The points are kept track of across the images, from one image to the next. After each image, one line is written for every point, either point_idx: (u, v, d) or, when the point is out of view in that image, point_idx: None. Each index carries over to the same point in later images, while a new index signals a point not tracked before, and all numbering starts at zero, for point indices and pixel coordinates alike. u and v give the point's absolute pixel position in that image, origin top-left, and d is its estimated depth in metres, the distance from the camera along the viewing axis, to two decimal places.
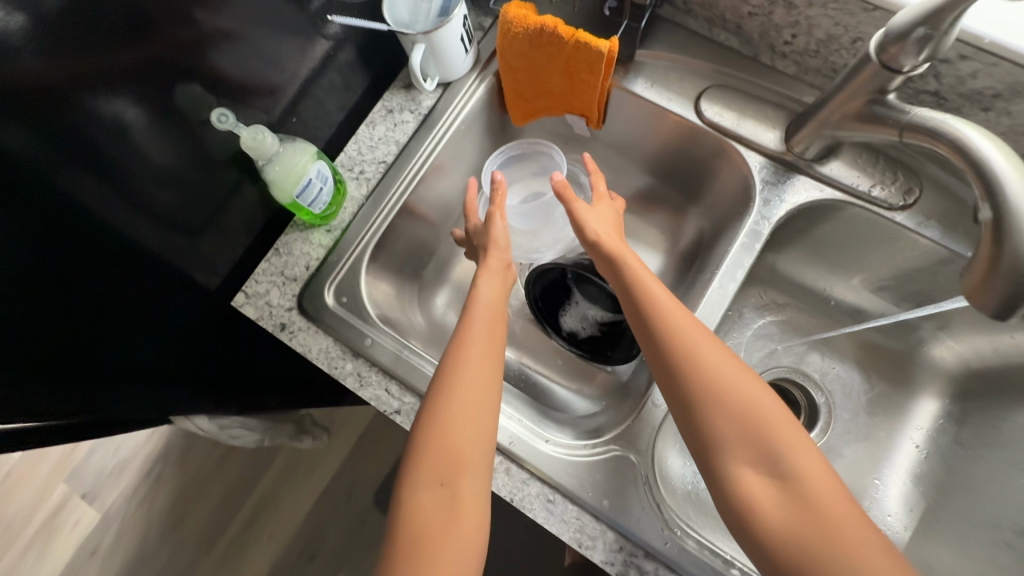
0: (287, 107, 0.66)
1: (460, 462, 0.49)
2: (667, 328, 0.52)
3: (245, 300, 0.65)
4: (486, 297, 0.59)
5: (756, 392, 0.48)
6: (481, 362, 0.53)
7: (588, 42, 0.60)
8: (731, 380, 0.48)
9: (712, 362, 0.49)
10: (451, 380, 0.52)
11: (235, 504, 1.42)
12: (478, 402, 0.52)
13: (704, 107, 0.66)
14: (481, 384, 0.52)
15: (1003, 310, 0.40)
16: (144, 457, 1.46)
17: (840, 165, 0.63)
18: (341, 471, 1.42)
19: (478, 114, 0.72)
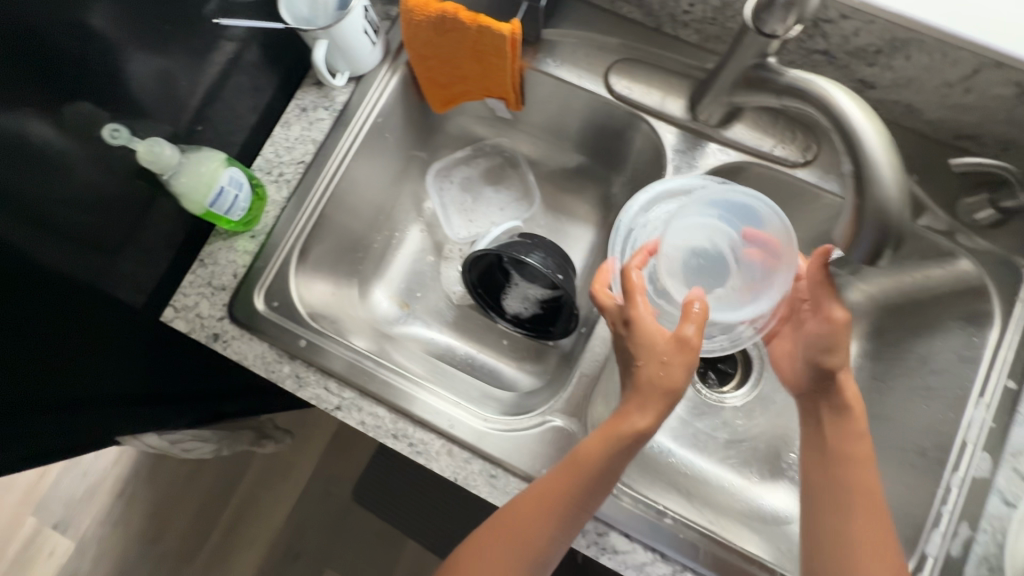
0: (193, 114, 0.65)
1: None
2: (849, 462, 0.54)
3: (174, 314, 0.64)
4: (596, 458, 0.51)
5: (875, 544, 0.50)
6: (552, 509, 0.51)
7: (491, 26, 0.61)
8: (867, 523, 0.51)
9: (860, 505, 0.52)
10: (508, 516, 0.53)
11: (212, 515, 1.41)
12: (534, 553, 0.52)
13: (614, 82, 0.68)
14: (536, 536, 0.52)
15: (873, 255, 0.43)
16: (115, 479, 1.44)
17: (743, 129, 0.66)
18: (318, 468, 1.42)
19: (395, 106, 0.72)
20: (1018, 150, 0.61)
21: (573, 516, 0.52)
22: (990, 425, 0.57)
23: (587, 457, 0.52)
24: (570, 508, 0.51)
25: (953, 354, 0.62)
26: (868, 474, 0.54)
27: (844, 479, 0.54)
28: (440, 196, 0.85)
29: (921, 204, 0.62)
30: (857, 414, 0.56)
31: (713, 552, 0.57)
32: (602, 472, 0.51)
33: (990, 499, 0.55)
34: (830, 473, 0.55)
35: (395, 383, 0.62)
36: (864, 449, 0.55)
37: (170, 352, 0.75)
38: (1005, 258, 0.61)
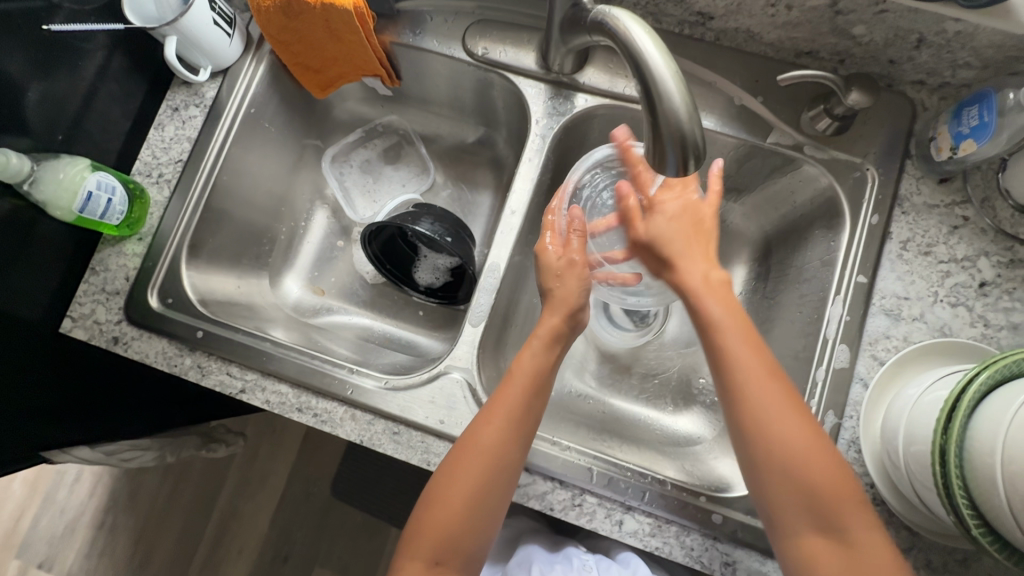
0: (69, 123, 0.63)
1: (472, 552, 0.55)
2: (728, 343, 0.55)
3: (73, 324, 0.66)
4: (530, 386, 0.58)
5: (781, 404, 0.51)
6: (508, 445, 0.55)
7: (333, 3, 0.63)
8: (771, 399, 0.51)
9: (754, 381, 0.52)
10: (464, 470, 0.54)
11: (196, 534, 1.26)
12: (501, 489, 0.55)
13: (472, 46, 0.71)
14: (476, 478, 0.54)
15: (682, 168, 0.45)
16: (96, 509, 1.28)
17: (593, 73, 0.70)
18: (293, 473, 1.28)
19: (268, 95, 0.76)
20: (853, 60, 0.65)
21: (524, 439, 0.56)
22: (847, 319, 0.61)
23: (525, 386, 0.58)
24: (522, 434, 0.56)
25: (818, 261, 0.67)
26: (754, 343, 0.55)
27: (739, 365, 0.53)
28: (340, 181, 0.86)
29: (768, 125, 0.67)
30: (705, 291, 0.58)
31: (605, 473, 0.61)
32: (539, 390, 0.58)
33: (851, 386, 0.60)
34: (721, 373, 0.54)
35: (290, 358, 0.65)
36: (734, 320, 0.56)
37: (93, 365, 0.73)
38: (852, 163, 0.65)
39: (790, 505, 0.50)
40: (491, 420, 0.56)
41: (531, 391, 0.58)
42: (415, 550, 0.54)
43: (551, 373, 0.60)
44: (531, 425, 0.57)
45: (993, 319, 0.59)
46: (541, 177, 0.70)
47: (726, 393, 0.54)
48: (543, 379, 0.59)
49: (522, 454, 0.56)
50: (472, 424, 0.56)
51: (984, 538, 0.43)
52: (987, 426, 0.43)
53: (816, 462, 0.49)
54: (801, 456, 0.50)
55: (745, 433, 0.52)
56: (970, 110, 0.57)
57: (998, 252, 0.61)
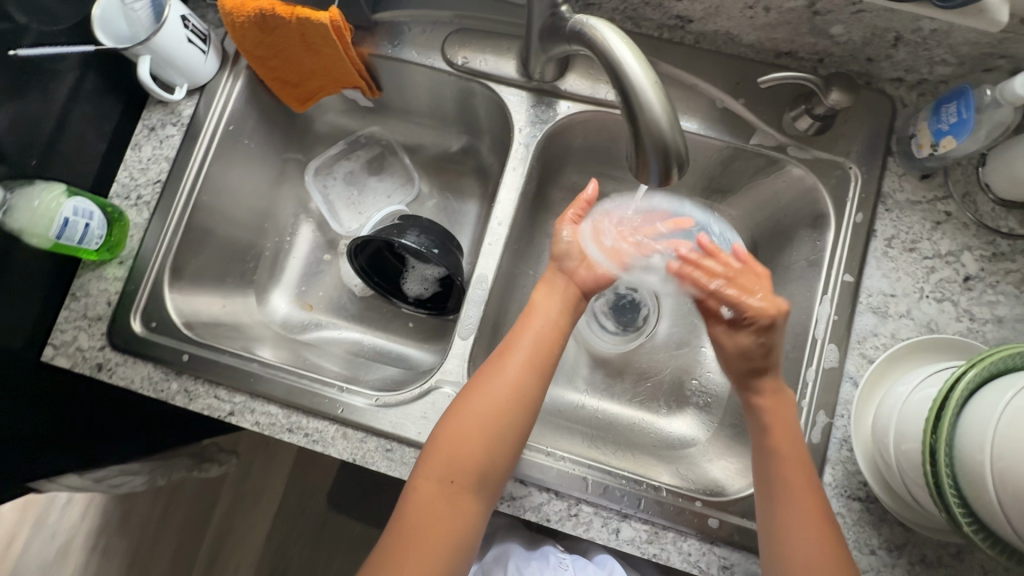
0: (43, 147, 0.62)
1: (486, 476, 0.54)
2: (778, 446, 0.55)
3: (54, 352, 0.64)
4: (550, 319, 0.61)
5: (815, 517, 0.51)
6: (526, 368, 0.58)
7: (309, 17, 0.62)
8: (806, 506, 0.52)
9: (791, 484, 0.53)
10: (483, 389, 0.56)
11: (192, 553, 1.24)
12: (518, 419, 0.56)
13: (452, 55, 0.71)
14: (493, 403, 0.56)
15: (665, 176, 0.44)
16: (88, 532, 1.26)
17: (575, 79, 0.69)
18: (289, 487, 1.26)
19: (246, 110, 0.75)
20: (832, 60, 0.65)
21: (543, 367, 0.59)
22: (834, 318, 0.62)
23: (545, 318, 0.61)
24: (541, 361, 0.59)
25: (804, 260, 0.67)
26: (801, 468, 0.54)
27: (784, 461, 0.54)
28: (324, 194, 0.85)
29: (751, 126, 0.67)
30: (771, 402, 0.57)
31: (600, 482, 0.60)
32: (558, 322, 0.62)
33: (841, 385, 0.60)
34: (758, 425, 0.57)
35: (279, 378, 0.64)
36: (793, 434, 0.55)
37: (77, 390, 0.71)
38: (835, 162, 0.65)
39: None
40: (511, 346, 0.59)
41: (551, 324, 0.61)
42: (427, 470, 0.54)
43: (570, 310, 0.63)
44: (547, 362, 0.59)
45: (977, 313, 0.60)
46: (526, 186, 0.70)
47: (762, 489, 0.55)
48: (560, 314, 0.63)
49: (540, 382, 0.58)
50: (490, 357, 0.59)
51: (976, 535, 0.43)
52: (975, 423, 0.43)
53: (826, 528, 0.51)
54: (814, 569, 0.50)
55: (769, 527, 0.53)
56: (949, 107, 0.58)
57: (980, 247, 0.61)
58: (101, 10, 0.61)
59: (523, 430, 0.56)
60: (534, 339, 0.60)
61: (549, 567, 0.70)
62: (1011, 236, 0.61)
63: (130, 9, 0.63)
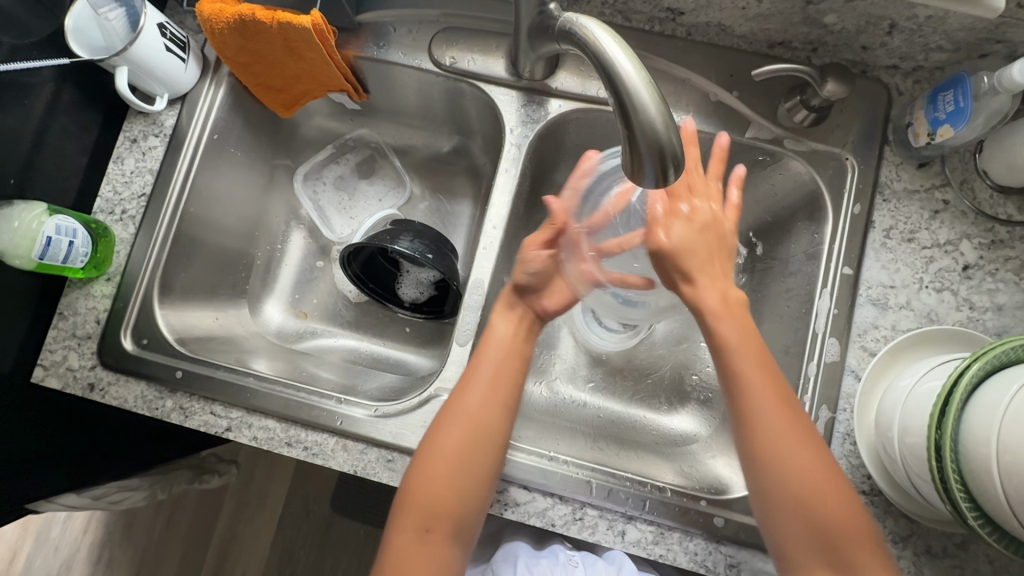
0: (21, 164, 0.60)
1: (460, 522, 0.54)
2: (747, 387, 0.54)
3: (44, 373, 0.63)
4: (506, 346, 0.60)
5: (802, 444, 0.52)
6: (489, 410, 0.57)
7: (290, 21, 0.61)
8: (793, 439, 0.52)
9: (776, 421, 0.52)
10: (448, 435, 0.55)
11: (198, 562, 1.23)
12: (488, 455, 0.55)
13: (439, 56, 0.69)
14: (461, 442, 0.55)
15: (661, 178, 0.43)
16: (91, 546, 1.24)
17: (565, 77, 0.68)
18: (292, 493, 1.26)
19: (230, 118, 0.73)
20: (826, 49, 0.64)
21: (506, 401, 0.58)
22: (835, 312, 0.61)
23: (504, 353, 0.60)
24: (504, 396, 0.58)
25: (803, 253, 0.67)
26: (755, 352, 0.56)
27: (760, 403, 0.53)
28: (314, 200, 0.84)
29: (745, 119, 0.66)
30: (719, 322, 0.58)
31: (604, 485, 0.60)
32: (518, 354, 0.61)
33: (843, 379, 0.60)
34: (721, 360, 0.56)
35: (275, 391, 0.63)
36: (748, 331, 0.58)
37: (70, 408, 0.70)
38: (831, 154, 0.64)
39: (797, 532, 0.50)
40: (469, 386, 0.58)
41: (510, 358, 0.60)
42: (403, 519, 0.54)
43: (528, 339, 0.63)
44: (509, 393, 0.59)
45: (977, 302, 0.59)
46: (519, 187, 0.69)
47: (740, 432, 0.54)
48: (519, 344, 0.62)
49: (505, 416, 0.57)
50: (451, 393, 0.58)
51: (982, 529, 0.43)
52: (980, 417, 0.43)
53: (802, 448, 0.51)
54: (795, 455, 0.51)
55: (762, 468, 0.52)
56: (946, 95, 0.57)
57: (979, 235, 0.61)
58: (74, 19, 0.60)
59: (494, 466, 0.56)
60: (495, 369, 0.59)
61: (558, 565, 0.66)
62: (1009, 223, 0.61)
63: (103, 18, 0.61)
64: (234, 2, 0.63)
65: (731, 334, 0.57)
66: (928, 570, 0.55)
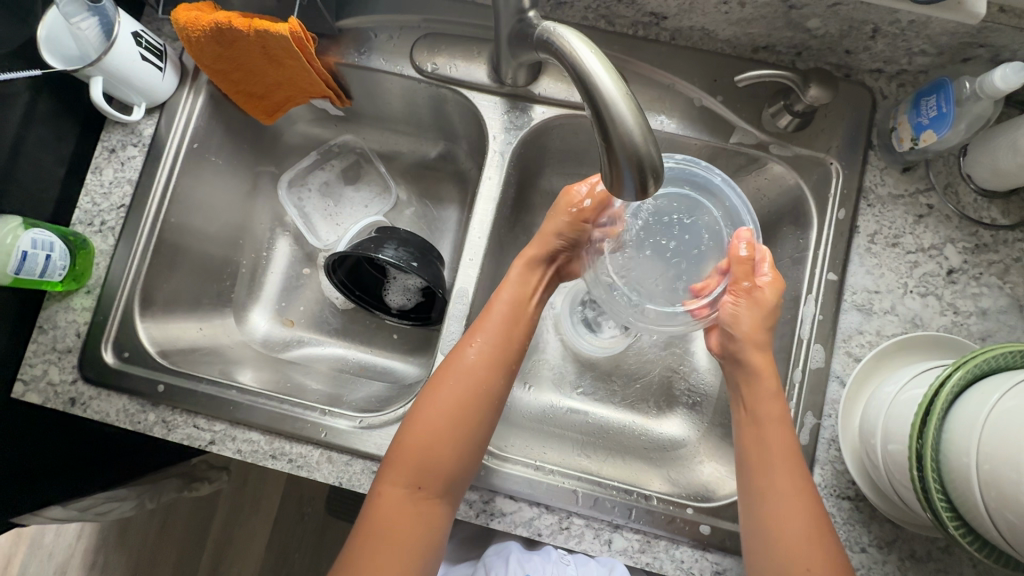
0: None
1: (452, 481, 0.55)
2: (764, 431, 0.56)
3: (24, 388, 0.62)
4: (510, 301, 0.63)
5: (801, 504, 0.52)
6: (488, 364, 0.59)
7: (268, 29, 0.60)
8: (787, 490, 0.53)
9: (778, 471, 0.54)
10: (445, 392, 0.57)
11: (192, 568, 1.23)
12: (483, 413, 0.58)
13: (421, 62, 0.68)
14: (457, 395, 0.57)
15: (641, 189, 0.43)
16: (83, 554, 1.22)
17: (549, 83, 0.68)
18: (285, 496, 1.25)
19: (211, 126, 0.72)
20: (809, 53, 0.64)
21: (503, 363, 0.60)
22: (820, 318, 0.61)
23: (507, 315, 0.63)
24: (504, 358, 0.60)
25: (790, 258, 0.66)
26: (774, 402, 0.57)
27: (768, 449, 0.55)
28: (299, 207, 0.83)
29: (730, 124, 0.66)
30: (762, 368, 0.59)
31: (590, 493, 0.60)
32: (518, 316, 0.63)
33: (828, 385, 0.60)
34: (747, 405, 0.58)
35: (258, 404, 0.62)
36: (773, 388, 0.58)
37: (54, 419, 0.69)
38: (816, 159, 0.64)
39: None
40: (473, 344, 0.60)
41: (513, 320, 0.62)
42: (392, 472, 0.55)
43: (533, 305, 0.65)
44: (510, 351, 0.61)
45: (962, 306, 0.59)
46: (504, 194, 0.68)
47: (745, 469, 0.56)
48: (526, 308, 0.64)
49: (503, 379, 0.60)
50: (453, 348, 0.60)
51: (962, 537, 0.43)
52: (961, 427, 0.43)
53: (799, 504, 0.52)
54: (787, 505, 0.52)
55: (755, 512, 0.54)
56: (929, 101, 0.57)
57: (963, 239, 0.61)
58: (47, 29, 0.59)
59: (487, 423, 0.58)
60: (500, 327, 0.62)
61: (551, 562, 0.66)
62: (993, 227, 0.61)
63: (75, 28, 0.59)
64: (211, 10, 0.62)
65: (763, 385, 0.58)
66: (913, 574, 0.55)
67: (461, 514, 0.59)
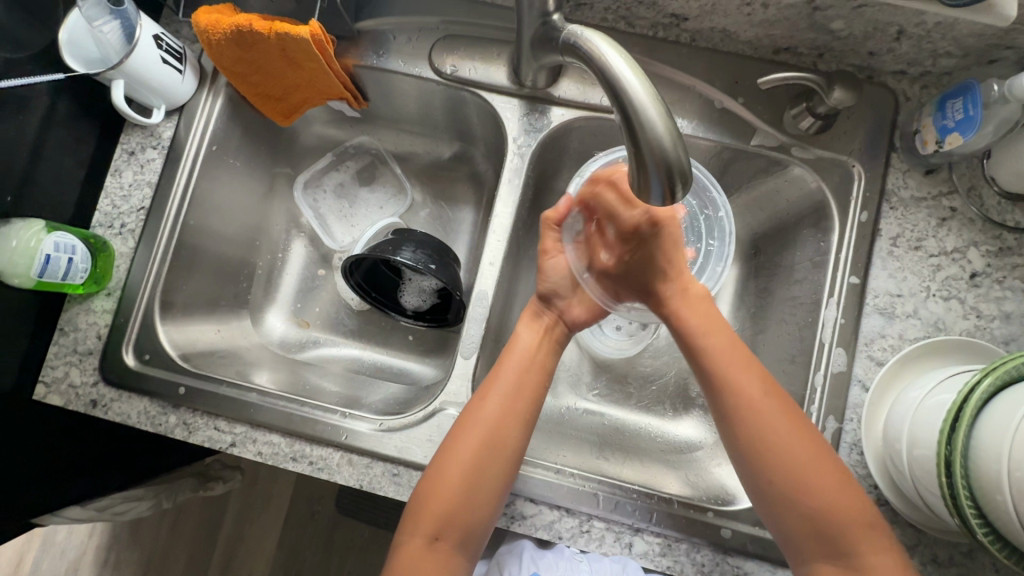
0: (17, 179, 0.59)
1: (471, 531, 0.53)
2: (734, 373, 0.55)
3: (46, 390, 0.62)
4: (529, 346, 0.62)
5: (794, 432, 0.51)
6: (507, 415, 0.56)
7: (288, 31, 0.60)
8: (779, 421, 0.52)
9: (760, 408, 0.53)
10: (462, 447, 0.55)
11: (204, 565, 1.23)
12: (503, 468, 0.54)
13: (440, 64, 0.68)
14: (475, 450, 0.54)
15: (669, 195, 0.42)
16: (96, 550, 1.23)
17: (568, 85, 0.68)
18: (296, 494, 1.26)
19: (229, 128, 0.72)
20: (832, 55, 0.64)
21: (522, 415, 0.57)
22: (841, 321, 0.61)
23: (524, 360, 0.61)
24: (520, 409, 0.57)
25: (810, 260, 0.66)
26: (720, 331, 0.58)
27: (746, 387, 0.54)
28: (315, 208, 0.83)
29: (751, 127, 0.66)
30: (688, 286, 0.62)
31: (611, 497, 0.60)
32: (533, 356, 0.61)
33: (851, 389, 0.60)
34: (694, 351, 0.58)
35: (278, 407, 0.63)
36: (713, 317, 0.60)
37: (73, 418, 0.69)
38: (837, 161, 0.64)
39: (795, 515, 0.50)
40: (489, 395, 0.57)
41: (530, 366, 0.60)
42: (414, 524, 0.53)
43: (549, 352, 0.63)
44: (529, 400, 0.58)
45: (985, 310, 0.59)
46: (522, 197, 0.68)
47: (723, 412, 0.54)
48: (543, 355, 0.62)
49: (521, 430, 0.57)
50: (472, 397, 0.58)
51: (992, 544, 0.43)
52: (991, 433, 0.43)
53: (791, 430, 0.51)
54: (782, 433, 0.51)
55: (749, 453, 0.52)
56: (954, 103, 0.56)
57: (986, 242, 0.60)
58: (68, 32, 0.60)
59: (507, 478, 0.55)
60: (518, 374, 0.59)
61: (563, 559, 0.65)
62: (1018, 230, 0.60)
63: (98, 31, 0.59)
64: (230, 14, 0.62)
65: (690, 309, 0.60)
66: None
67: None
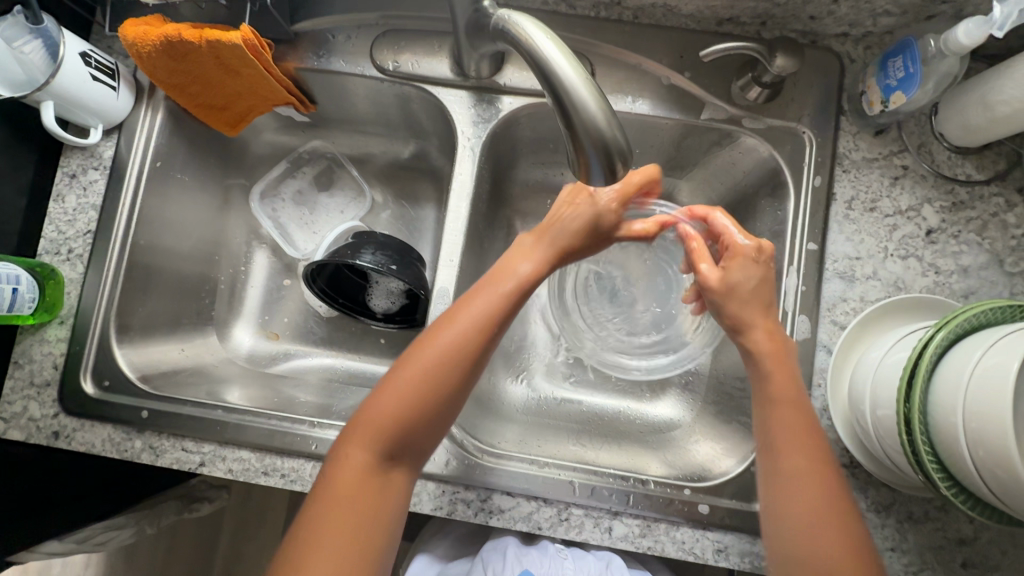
0: None
1: (423, 446, 0.52)
2: (784, 433, 0.51)
3: (6, 425, 0.61)
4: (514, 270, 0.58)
5: (831, 513, 0.47)
6: (478, 336, 0.54)
7: (220, 39, 0.59)
8: (816, 499, 0.48)
9: (801, 480, 0.49)
10: (425, 361, 0.52)
11: None
12: (464, 387, 0.53)
13: (384, 60, 0.67)
14: (438, 367, 0.52)
15: (610, 174, 0.42)
16: None
17: (514, 72, 0.67)
18: (291, 505, 1.25)
19: (173, 143, 0.70)
20: (774, 22, 0.63)
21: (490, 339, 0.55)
22: (803, 289, 0.61)
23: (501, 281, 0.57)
24: (491, 332, 0.54)
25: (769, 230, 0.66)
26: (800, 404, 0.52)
27: (794, 451, 0.50)
28: (274, 217, 0.81)
29: (700, 101, 0.65)
30: (778, 390, 0.53)
31: (587, 483, 0.60)
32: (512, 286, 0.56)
33: (816, 354, 0.60)
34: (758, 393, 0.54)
35: (246, 422, 0.61)
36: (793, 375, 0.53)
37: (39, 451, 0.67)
38: (788, 129, 0.63)
39: None
40: (461, 318, 0.54)
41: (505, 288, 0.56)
42: (360, 437, 0.51)
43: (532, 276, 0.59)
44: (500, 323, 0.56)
45: (943, 266, 0.59)
46: (477, 188, 0.67)
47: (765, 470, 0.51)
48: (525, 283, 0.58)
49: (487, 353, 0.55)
50: (441, 314, 0.55)
51: (954, 496, 0.44)
52: (944, 387, 0.43)
53: (823, 509, 0.48)
54: (811, 509, 0.48)
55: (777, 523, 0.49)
56: (895, 62, 0.56)
57: (940, 198, 0.60)
58: None
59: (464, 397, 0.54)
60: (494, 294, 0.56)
61: (547, 556, 0.65)
62: (969, 183, 0.60)
63: (19, 52, 0.58)
64: (160, 25, 0.61)
65: (785, 425, 0.51)
66: (912, 536, 0.56)
67: (460, 515, 0.59)
